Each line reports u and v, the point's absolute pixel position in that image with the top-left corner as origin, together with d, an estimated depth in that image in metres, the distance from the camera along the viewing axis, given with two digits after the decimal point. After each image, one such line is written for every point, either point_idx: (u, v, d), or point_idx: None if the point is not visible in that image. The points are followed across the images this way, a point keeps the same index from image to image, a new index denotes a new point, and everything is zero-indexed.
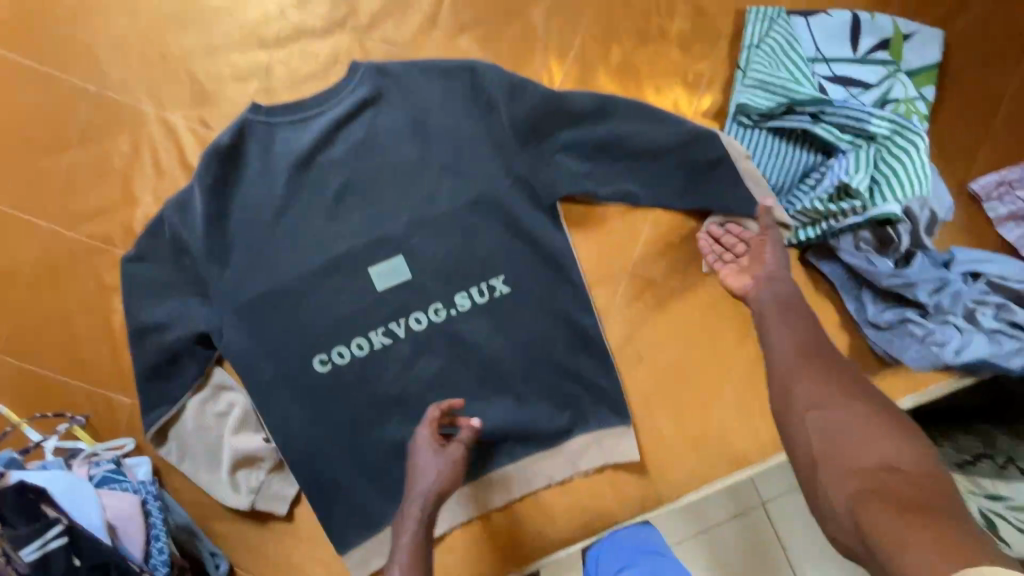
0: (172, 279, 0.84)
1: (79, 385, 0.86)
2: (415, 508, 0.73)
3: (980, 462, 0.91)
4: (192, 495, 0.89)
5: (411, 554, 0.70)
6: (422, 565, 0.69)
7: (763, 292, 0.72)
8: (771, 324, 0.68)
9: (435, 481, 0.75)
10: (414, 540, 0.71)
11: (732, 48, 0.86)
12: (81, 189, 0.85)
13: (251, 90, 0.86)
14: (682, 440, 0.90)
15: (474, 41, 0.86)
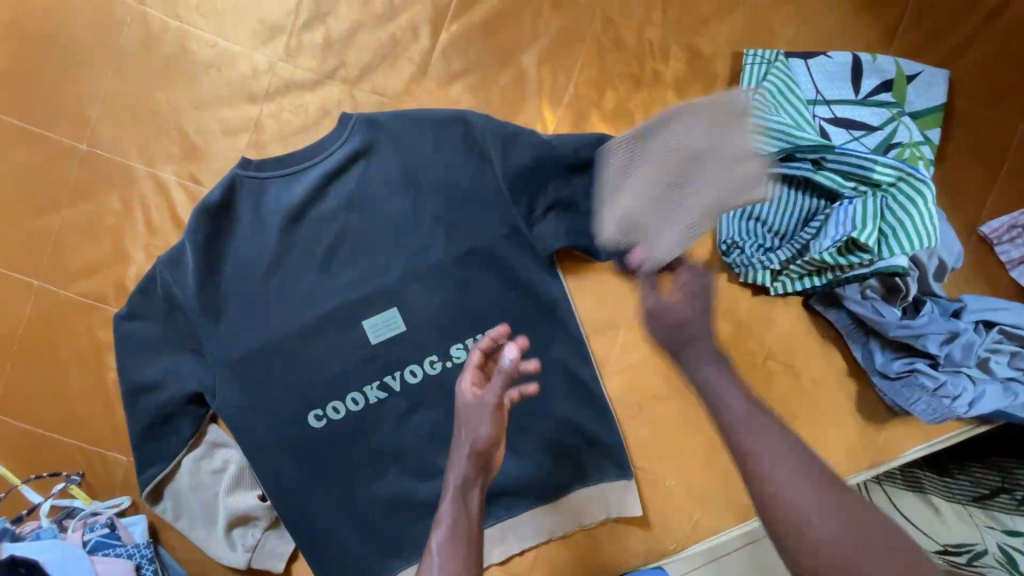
0: (164, 337, 0.83)
1: (74, 444, 0.85)
2: (456, 473, 0.65)
3: (998, 496, 0.87)
4: (188, 552, 0.87)
5: (455, 520, 0.62)
6: (466, 536, 0.61)
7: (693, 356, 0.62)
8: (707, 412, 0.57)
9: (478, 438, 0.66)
10: (457, 508, 0.63)
11: (729, 91, 0.84)
12: (73, 248, 0.85)
13: (242, 144, 0.85)
14: (685, 490, 0.88)
15: (465, 89, 0.85)
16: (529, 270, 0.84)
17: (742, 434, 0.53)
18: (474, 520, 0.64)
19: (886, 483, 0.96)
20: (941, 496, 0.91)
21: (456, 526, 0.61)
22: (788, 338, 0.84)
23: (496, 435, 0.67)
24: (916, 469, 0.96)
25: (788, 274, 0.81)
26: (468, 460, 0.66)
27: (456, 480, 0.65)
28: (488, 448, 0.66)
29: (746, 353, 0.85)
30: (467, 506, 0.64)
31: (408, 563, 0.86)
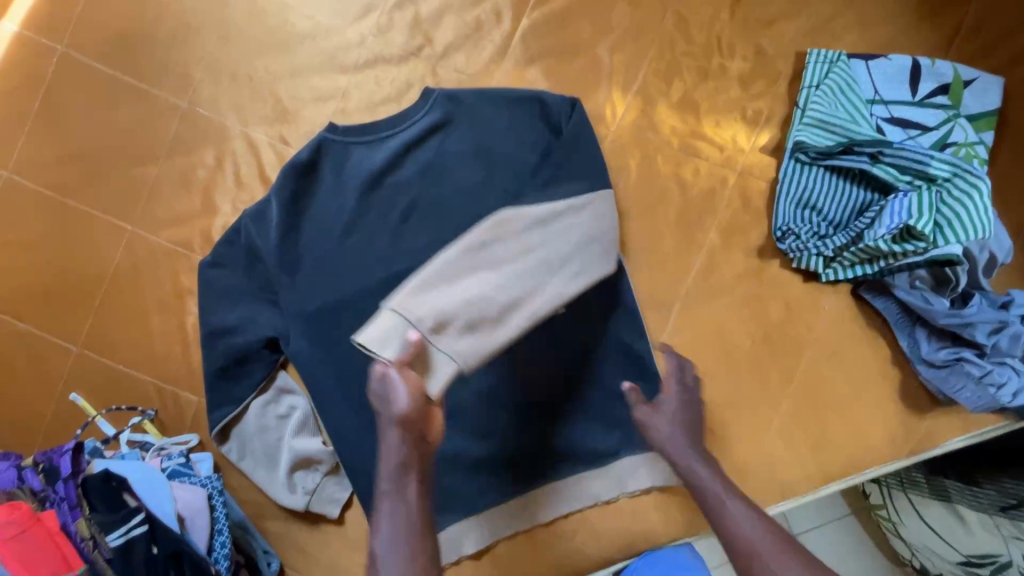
0: (244, 284, 0.88)
1: (152, 381, 0.91)
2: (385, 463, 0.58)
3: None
4: (248, 493, 0.92)
5: (396, 508, 0.56)
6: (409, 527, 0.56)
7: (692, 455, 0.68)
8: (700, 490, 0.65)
9: (404, 420, 0.58)
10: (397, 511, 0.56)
11: (791, 88, 0.89)
12: (167, 197, 0.91)
13: (329, 111, 0.91)
14: (728, 469, 0.87)
15: (541, 73, 0.91)
16: None
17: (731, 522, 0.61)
18: (418, 515, 0.57)
19: (911, 491, 1.01)
20: (967, 506, 0.95)
21: (395, 512, 0.56)
22: (836, 324, 0.88)
23: (421, 413, 0.59)
24: (939, 477, 0.99)
25: (840, 261, 0.85)
26: (395, 443, 0.58)
27: (387, 463, 0.58)
28: (413, 424, 0.58)
29: (794, 337, 0.88)
30: (405, 501, 0.57)
31: (458, 520, 0.89)
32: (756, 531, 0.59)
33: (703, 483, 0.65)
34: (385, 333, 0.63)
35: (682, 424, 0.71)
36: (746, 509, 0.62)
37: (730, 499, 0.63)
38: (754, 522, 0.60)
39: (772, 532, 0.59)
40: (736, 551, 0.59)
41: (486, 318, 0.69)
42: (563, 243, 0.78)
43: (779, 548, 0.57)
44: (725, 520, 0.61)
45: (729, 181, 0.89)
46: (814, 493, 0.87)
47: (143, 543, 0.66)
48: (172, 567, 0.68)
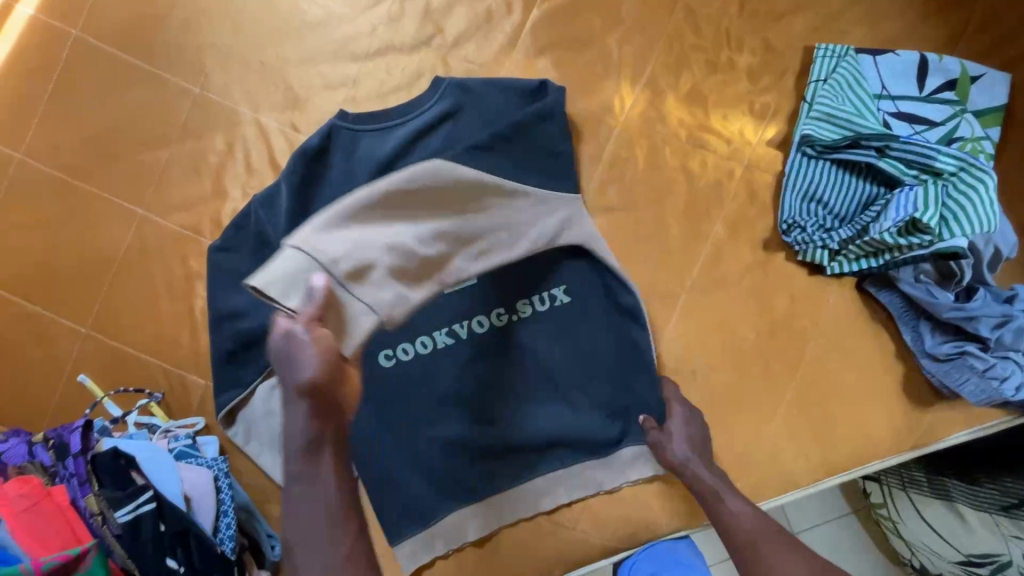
0: (253, 269, 0.88)
1: (159, 364, 0.91)
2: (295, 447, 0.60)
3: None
4: (252, 477, 0.92)
5: (312, 494, 0.61)
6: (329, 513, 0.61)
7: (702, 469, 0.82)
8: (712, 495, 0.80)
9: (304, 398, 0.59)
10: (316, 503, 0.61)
11: (799, 82, 0.90)
12: (178, 182, 0.91)
13: (339, 98, 0.92)
14: (731, 459, 0.88)
15: (551, 64, 0.91)
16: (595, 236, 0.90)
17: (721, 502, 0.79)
18: (335, 496, 0.61)
19: (912, 491, 1.02)
20: (968, 505, 0.96)
21: (308, 485, 0.61)
22: (841, 317, 0.88)
23: (330, 385, 0.59)
24: (940, 477, 1.00)
25: (845, 254, 0.85)
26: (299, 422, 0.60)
27: (296, 442, 0.61)
28: (323, 403, 0.60)
29: (798, 329, 0.89)
30: (323, 486, 0.61)
31: (460, 507, 0.89)
32: (767, 536, 0.75)
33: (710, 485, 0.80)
34: (293, 275, 0.63)
35: (689, 441, 0.85)
36: (743, 504, 0.79)
37: (729, 496, 0.80)
38: (749, 513, 0.78)
39: (764, 521, 0.77)
40: (738, 542, 0.76)
41: (401, 269, 0.70)
42: (483, 214, 0.80)
43: (783, 547, 0.73)
44: (738, 526, 0.76)
45: (737, 174, 0.90)
46: (817, 485, 0.88)
47: (150, 520, 0.67)
48: (178, 546, 0.69)
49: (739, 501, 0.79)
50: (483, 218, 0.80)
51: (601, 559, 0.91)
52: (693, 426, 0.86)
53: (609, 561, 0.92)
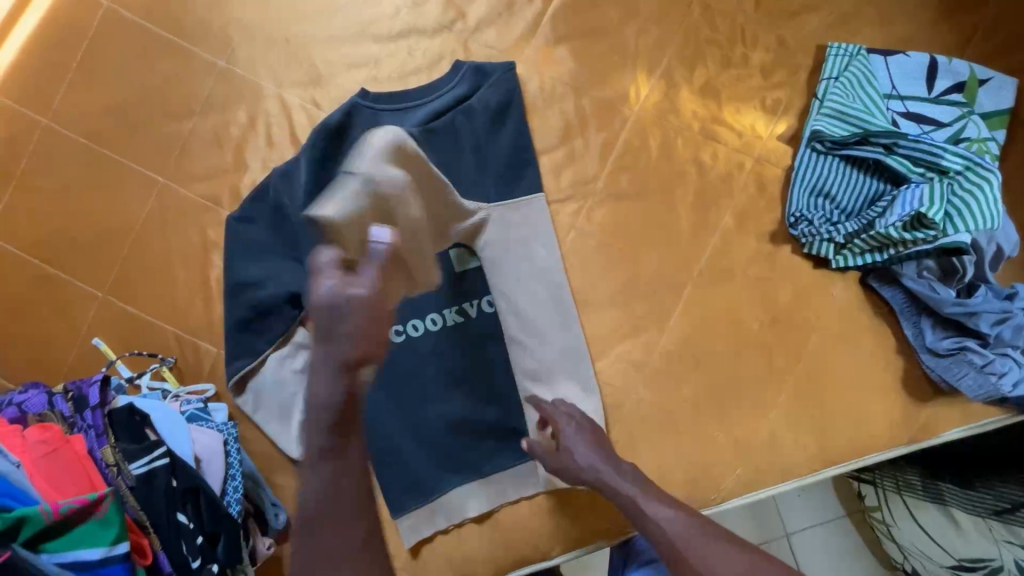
0: (270, 241, 0.91)
1: (172, 330, 0.93)
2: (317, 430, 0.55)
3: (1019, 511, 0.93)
4: (259, 446, 0.92)
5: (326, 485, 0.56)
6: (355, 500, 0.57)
7: (613, 476, 0.77)
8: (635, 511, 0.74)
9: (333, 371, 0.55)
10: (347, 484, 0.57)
11: (810, 80, 0.92)
12: (199, 153, 0.93)
13: (361, 78, 0.94)
14: (731, 445, 0.90)
15: (569, 52, 0.93)
16: (606, 222, 0.92)
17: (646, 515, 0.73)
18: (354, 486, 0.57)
19: (906, 494, 1.04)
20: (961, 509, 0.98)
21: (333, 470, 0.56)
22: (844, 311, 0.90)
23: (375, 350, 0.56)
24: (935, 480, 1.02)
25: (851, 248, 0.87)
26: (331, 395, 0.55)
27: (323, 414, 0.55)
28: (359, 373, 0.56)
29: (802, 321, 0.90)
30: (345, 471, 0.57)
31: (463, 482, 0.90)
32: (695, 539, 0.70)
33: (623, 494, 0.76)
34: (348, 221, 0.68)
35: (590, 449, 0.80)
36: (667, 508, 0.73)
37: (650, 503, 0.74)
38: (672, 516, 0.72)
39: (689, 522, 0.72)
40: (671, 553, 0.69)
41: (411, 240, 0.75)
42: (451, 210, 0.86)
43: (712, 545, 0.68)
44: (662, 533, 0.71)
45: (747, 167, 0.92)
46: (814, 475, 0.89)
47: (163, 474, 0.68)
48: (189, 502, 0.70)
49: (661, 505, 0.73)
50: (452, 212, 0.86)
51: (597, 542, 0.91)
52: (584, 427, 0.84)
53: (605, 545, 0.92)
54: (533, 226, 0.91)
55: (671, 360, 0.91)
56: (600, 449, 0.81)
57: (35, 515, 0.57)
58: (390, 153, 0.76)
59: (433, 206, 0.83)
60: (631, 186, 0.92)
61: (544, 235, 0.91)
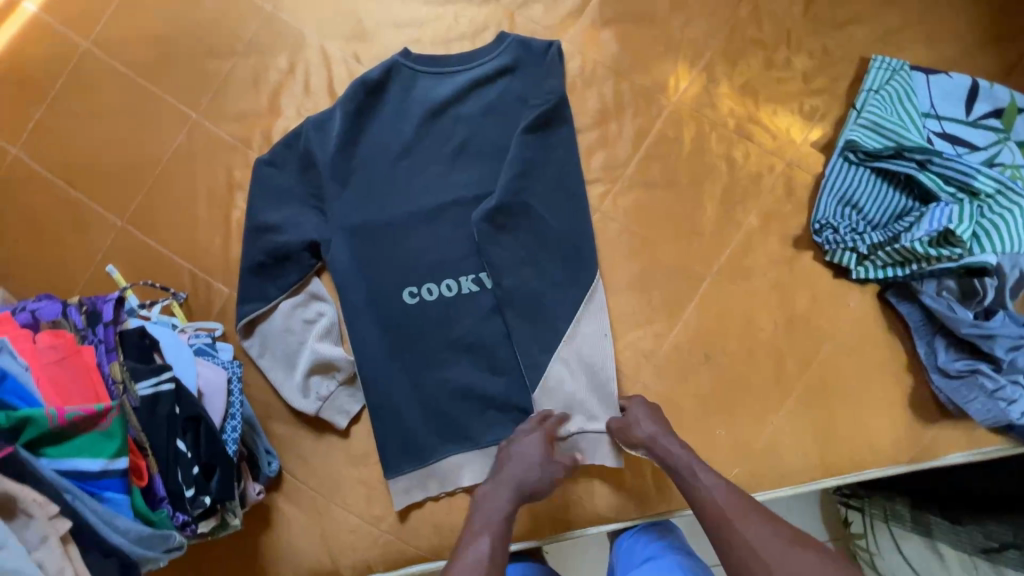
0: (295, 187, 0.90)
1: (188, 266, 0.92)
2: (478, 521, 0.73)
3: (1006, 551, 0.90)
4: (260, 393, 0.92)
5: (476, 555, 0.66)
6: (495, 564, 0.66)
7: (670, 442, 0.78)
8: (687, 480, 0.74)
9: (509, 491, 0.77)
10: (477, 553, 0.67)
11: (850, 90, 0.92)
12: (235, 93, 0.93)
13: (404, 38, 0.94)
14: (732, 444, 0.90)
15: (613, 37, 0.94)
16: (631, 208, 0.92)
17: (693, 483, 0.73)
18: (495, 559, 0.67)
19: (894, 525, 1.05)
20: (947, 543, 0.97)
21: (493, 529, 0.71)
22: (858, 323, 0.90)
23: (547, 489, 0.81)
24: (922, 511, 1.01)
25: (873, 260, 0.87)
26: (505, 499, 0.76)
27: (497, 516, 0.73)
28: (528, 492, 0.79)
29: (815, 327, 0.91)
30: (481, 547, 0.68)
31: (460, 451, 0.90)
32: (738, 508, 0.68)
33: (680, 459, 0.76)
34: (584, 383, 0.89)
35: (650, 426, 0.81)
36: (716, 479, 0.73)
37: (700, 469, 0.74)
38: (723, 489, 0.71)
39: (738, 496, 0.70)
40: (711, 519, 0.69)
41: (557, 388, 0.89)
42: (570, 344, 0.90)
43: (754, 516, 0.67)
44: (707, 498, 0.71)
45: (776, 169, 0.92)
46: (811, 484, 0.89)
47: (167, 400, 0.68)
48: (189, 431, 0.69)
49: (710, 474, 0.73)
50: (569, 354, 0.89)
51: (586, 528, 0.90)
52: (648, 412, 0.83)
53: (595, 531, 0.91)
54: (566, 201, 0.91)
55: (681, 353, 0.91)
56: (662, 425, 0.81)
57: (40, 417, 0.55)
58: (602, 329, 0.90)
59: (567, 350, 0.90)
60: (661, 176, 0.92)
61: (571, 216, 0.91)
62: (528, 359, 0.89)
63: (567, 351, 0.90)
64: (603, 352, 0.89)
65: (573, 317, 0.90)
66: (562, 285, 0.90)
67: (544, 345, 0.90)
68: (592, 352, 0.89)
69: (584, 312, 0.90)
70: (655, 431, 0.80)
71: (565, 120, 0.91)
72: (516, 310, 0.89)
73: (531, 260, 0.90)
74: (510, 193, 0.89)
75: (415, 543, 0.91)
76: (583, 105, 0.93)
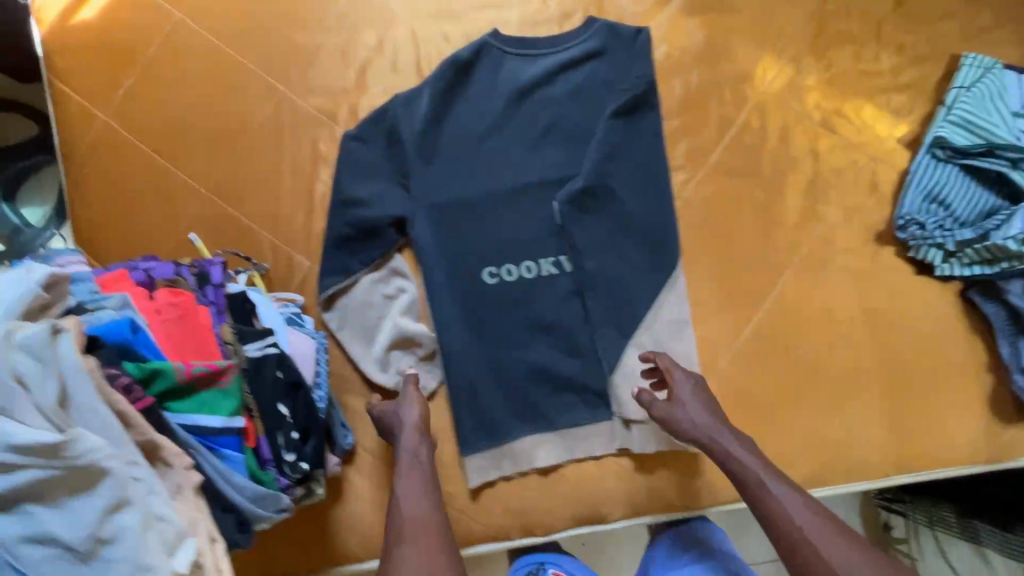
0: (380, 163, 0.91)
1: (269, 237, 0.93)
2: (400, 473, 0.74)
3: None
4: (336, 366, 0.92)
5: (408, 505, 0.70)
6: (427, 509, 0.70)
7: (727, 439, 0.76)
8: (747, 481, 0.72)
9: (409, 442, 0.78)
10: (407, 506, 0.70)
11: (938, 88, 0.92)
12: (323, 68, 0.94)
13: (492, 19, 0.95)
14: (808, 436, 0.90)
15: (701, 25, 0.94)
16: (713, 197, 0.92)
17: (758, 488, 0.71)
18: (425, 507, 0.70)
19: (939, 530, 1.04)
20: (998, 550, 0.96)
21: (410, 485, 0.72)
22: (937, 321, 0.90)
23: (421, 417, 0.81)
24: (970, 519, 0.99)
25: (959, 257, 0.87)
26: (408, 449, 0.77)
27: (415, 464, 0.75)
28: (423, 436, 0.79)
29: (895, 324, 0.91)
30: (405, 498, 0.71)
31: (534, 432, 0.91)
32: (809, 518, 0.67)
33: (742, 463, 0.73)
34: None
35: (699, 416, 0.79)
36: (786, 488, 0.70)
37: (767, 476, 0.72)
38: (794, 499, 0.69)
39: (811, 509, 0.68)
40: (784, 536, 0.67)
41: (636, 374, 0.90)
42: (649, 330, 0.90)
43: (827, 528, 0.66)
44: (773, 506, 0.69)
45: (860, 164, 0.92)
46: (884, 480, 0.89)
47: (271, 364, 0.68)
48: (290, 397, 0.69)
49: (778, 481, 0.71)
50: (649, 339, 0.90)
51: (659, 514, 0.91)
52: (701, 401, 0.80)
53: (668, 518, 0.92)
54: (650, 188, 0.91)
55: (759, 344, 0.91)
56: (718, 420, 0.78)
57: (170, 369, 0.56)
58: (682, 316, 0.90)
59: (646, 335, 0.90)
60: (745, 166, 0.93)
61: (654, 202, 0.91)
62: (606, 343, 0.90)
63: (645, 336, 0.90)
64: (683, 338, 0.90)
65: (653, 303, 0.90)
66: (644, 271, 0.90)
67: (622, 330, 0.90)
68: (672, 337, 0.90)
69: (665, 299, 0.90)
70: (705, 424, 0.78)
71: (652, 106, 0.91)
72: (594, 293, 0.90)
73: (613, 245, 0.90)
74: (594, 177, 0.89)
75: (486, 522, 0.91)
76: (669, 92, 0.93)
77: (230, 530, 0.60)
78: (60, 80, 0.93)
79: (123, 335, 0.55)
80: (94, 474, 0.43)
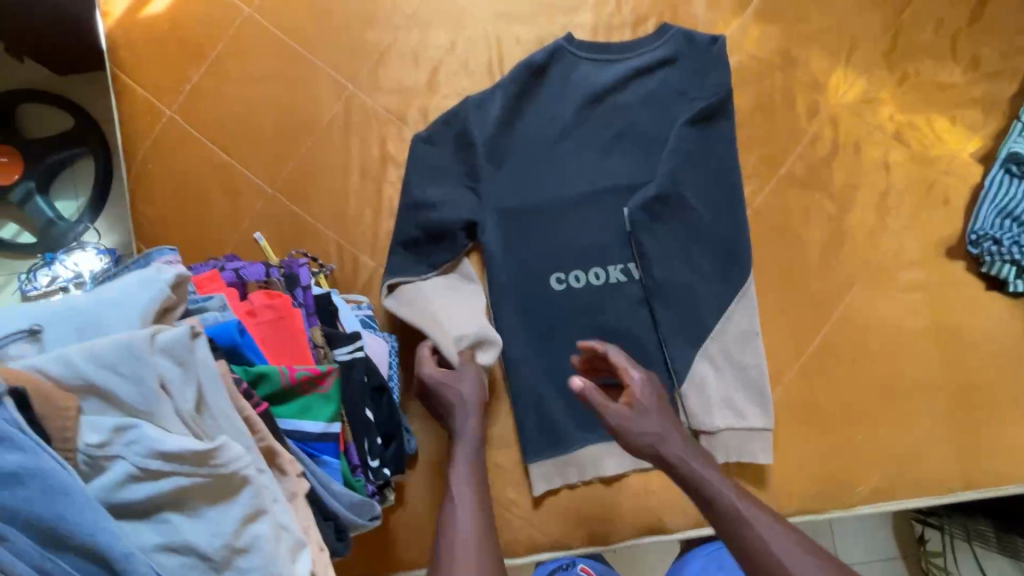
0: (451, 164, 0.90)
1: (335, 236, 0.92)
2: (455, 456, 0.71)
3: None
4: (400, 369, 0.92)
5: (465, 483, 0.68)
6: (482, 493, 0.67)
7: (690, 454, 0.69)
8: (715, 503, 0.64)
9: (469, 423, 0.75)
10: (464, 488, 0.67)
11: (1011, 104, 0.92)
12: (395, 68, 0.93)
13: (566, 23, 0.94)
14: (874, 450, 0.89)
15: (776, 34, 0.93)
16: (783, 207, 0.92)
17: (729, 512, 0.63)
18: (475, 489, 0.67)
19: (976, 543, 1.03)
20: None
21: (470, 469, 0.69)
22: (1006, 337, 0.90)
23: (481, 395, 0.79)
24: (1011, 534, 0.98)
25: None
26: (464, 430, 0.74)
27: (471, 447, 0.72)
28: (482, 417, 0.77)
29: (963, 338, 0.90)
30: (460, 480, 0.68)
31: (599, 440, 0.90)
32: (788, 545, 0.59)
33: (713, 487, 0.65)
34: (733, 380, 0.89)
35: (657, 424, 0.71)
36: (763, 514, 0.62)
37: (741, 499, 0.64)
38: (773, 527, 0.60)
39: (796, 540, 0.59)
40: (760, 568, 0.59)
41: (706, 386, 0.89)
42: (719, 340, 0.89)
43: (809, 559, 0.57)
44: (745, 531, 0.61)
45: (932, 177, 0.92)
46: (951, 496, 0.88)
47: (359, 368, 0.66)
48: (373, 401, 0.69)
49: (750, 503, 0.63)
50: (719, 349, 0.89)
51: None
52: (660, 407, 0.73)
53: None
54: (721, 197, 0.90)
55: (828, 356, 0.90)
56: (681, 434, 0.71)
57: (275, 374, 0.55)
58: (753, 328, 0.89)
59: (715, 345, 0.89)
60: (816, 177, 0.92)
61: (725, 211, 0.90)
62: (675, 352, 0.89)
63: (714, 346, 0.89)
64: (754, 349, 0.89)
65: (723, 313, 0.89)
66: (714, 281, 0.90)
67: (691, 339, 0.89)
68: (743, 349, 0.89)
69: (736, 309, 0.89)
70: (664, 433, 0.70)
71: (726, 114, 0.91)
72: (663, 303, 0.89)
73: (681, 254, 0.90)
74: (666, 184, 0.89)
75: (548, 530, 0.90)
76: (742, 101, 0.93)
77: (333, 540, 0.58)
78: (126, 72, 0.92)
79: (232, 337, 0.53)
80: (237, 482, 0.42)
